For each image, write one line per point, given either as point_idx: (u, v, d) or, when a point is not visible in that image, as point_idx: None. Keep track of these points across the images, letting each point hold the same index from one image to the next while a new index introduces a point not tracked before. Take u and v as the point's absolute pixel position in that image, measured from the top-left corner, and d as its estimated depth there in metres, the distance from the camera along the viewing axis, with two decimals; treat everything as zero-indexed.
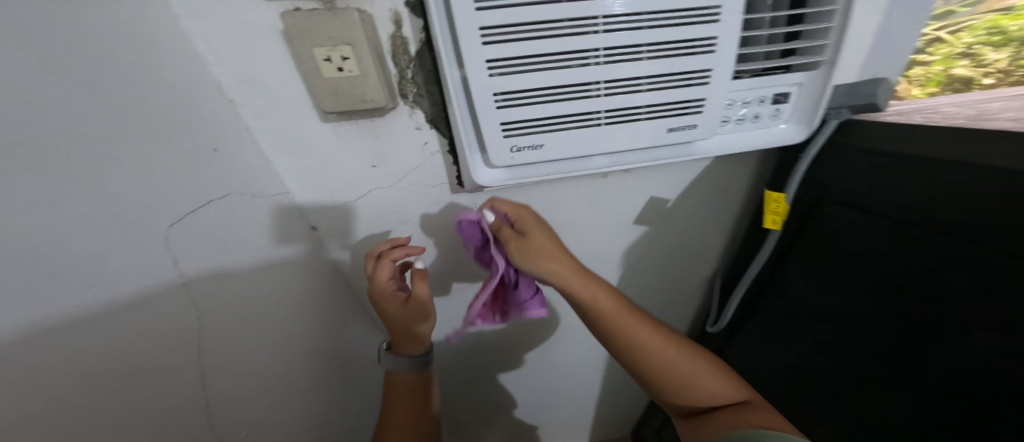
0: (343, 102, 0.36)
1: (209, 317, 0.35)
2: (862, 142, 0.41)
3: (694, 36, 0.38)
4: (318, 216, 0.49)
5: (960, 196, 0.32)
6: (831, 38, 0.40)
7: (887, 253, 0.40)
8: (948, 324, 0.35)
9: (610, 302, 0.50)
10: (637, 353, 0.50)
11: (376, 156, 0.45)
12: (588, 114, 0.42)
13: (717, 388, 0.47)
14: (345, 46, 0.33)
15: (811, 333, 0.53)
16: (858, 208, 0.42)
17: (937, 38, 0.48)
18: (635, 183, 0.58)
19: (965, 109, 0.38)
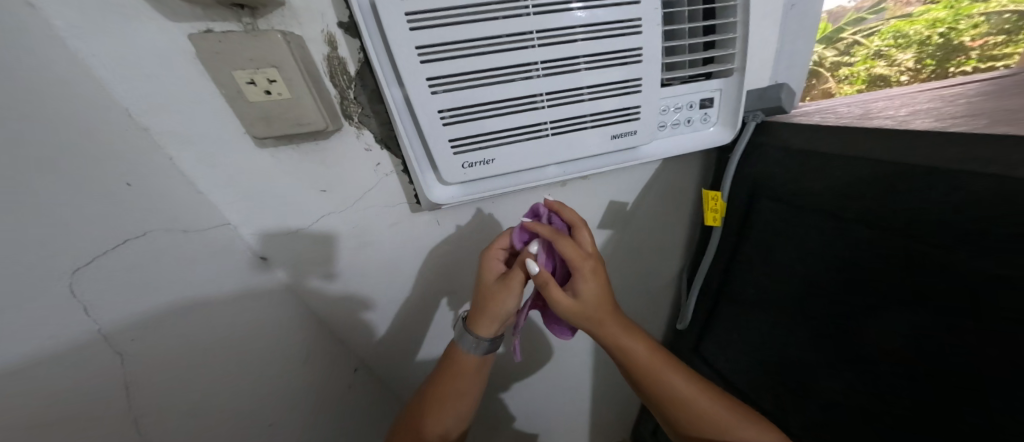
0: (276, 125, 0.35)
1: (135, 366, 0.30)
2: (779, 141, 0.45)
3: (623, 48, 0.41)
4: (269, 246, 0.46)
5: (860, 186, 0.36)
6: (737, 48, 0.44)
7: (812, 239, 0.43)
8: (871, 298, 0.38)
9: (633, 338, 0.47)
10: (654, 384, 0.47)
11: (324, 179, 0.44)
12: (536, 125, 0.43)
13: (728, 421, 0.44)
14: (269, 69, 0.32)
15: (763, 320, 0.56)
16: (783, 201, 0.46)
17: (854, 41, 0.56)
18: (593, 190, 0.61)
19: (860, 107, 0.43)
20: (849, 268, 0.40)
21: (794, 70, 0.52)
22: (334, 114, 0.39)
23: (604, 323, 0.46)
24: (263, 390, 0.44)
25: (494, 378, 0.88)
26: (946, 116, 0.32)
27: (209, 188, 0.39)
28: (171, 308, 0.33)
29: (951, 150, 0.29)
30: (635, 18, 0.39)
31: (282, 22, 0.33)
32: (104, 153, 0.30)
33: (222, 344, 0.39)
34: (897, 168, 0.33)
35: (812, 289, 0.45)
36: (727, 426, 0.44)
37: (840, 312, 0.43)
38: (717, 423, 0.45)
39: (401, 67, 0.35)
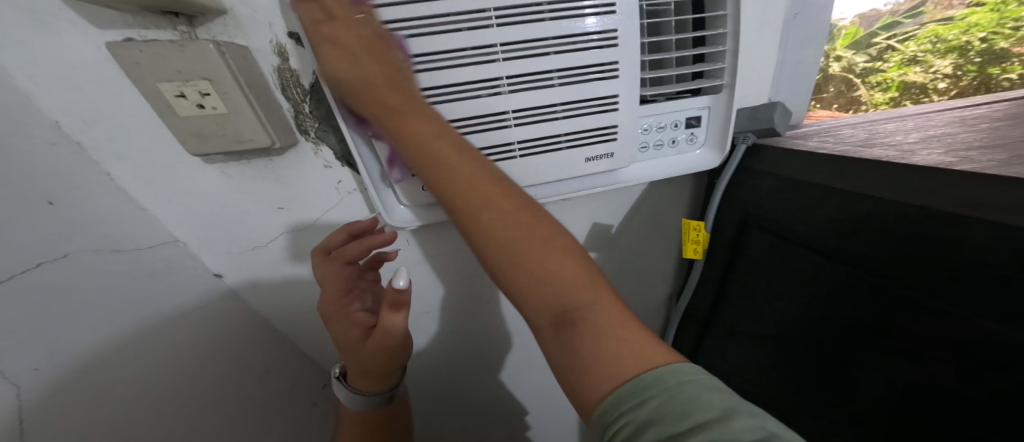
0: (215, 140, 0.33)
1: (32, 404, 0.26)
2: (773, 168, 0.41)
3: (599, 61, 0.37)
4: (225, 261, 0.46)
5: (846, 224, 0.33)
6: (727, 62, 0.41)
7: (794, 267, 0.39)
8: (854, 332, 0.34)
9: (469, 175, 0.31)
10: (517, 266, 0.30)
11: (281, 197, 0.42)
12: (503, 144, 0.40)
13: (605, 343, 0.27)
14: (200, 81, 0.30)
15: (743, 350, 0.51)
16: (766, 229, 0.43)
17: (888, 46, 0.50)
18: (574, 209, 0.58)
19: (864, 132, 0.39)
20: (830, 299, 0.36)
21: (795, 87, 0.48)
22: (287, 129, 0.37)
23: (406, 132, 0.31)
24: (210, 414, 0.42)
25: (472, 398, 0.85)
26: (960, 149, 0.28)
27: (153, 204, 0.38)
28: (94, 332, 0.32)
29: (954, 190, 0.25)
30: (610, 30, 0.36)
31: (224, 31, 0.32)
32: (27, 170, 0.29)
33: (149, 366, 0.37)
34: (897, 208, 0.28)
35: (790, 318, 0.41)
36: (593, 339, 0.27)
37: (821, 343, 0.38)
38: (580, 335, 0.27)
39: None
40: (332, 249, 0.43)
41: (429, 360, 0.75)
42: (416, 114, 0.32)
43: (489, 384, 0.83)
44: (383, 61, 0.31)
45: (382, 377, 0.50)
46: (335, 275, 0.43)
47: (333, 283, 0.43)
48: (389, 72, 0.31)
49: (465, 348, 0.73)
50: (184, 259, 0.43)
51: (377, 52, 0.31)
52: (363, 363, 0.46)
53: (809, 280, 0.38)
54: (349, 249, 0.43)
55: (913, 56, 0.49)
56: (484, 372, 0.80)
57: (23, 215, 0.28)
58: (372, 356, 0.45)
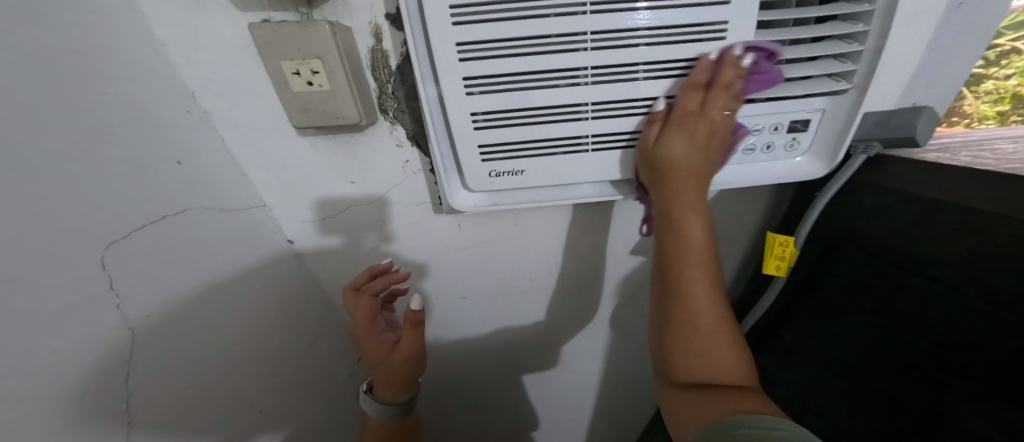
0: (313, 116, 0.35)
1: (139, 339, 0.31)
2: (898, 185, 0.36)
3: (698, 56, 0.34)
4: (297, 230, 0.49)
5: (983, 248, 0.29)
6: (861, 63, 0.35)
7: (894, 295, 0.36)
8: (963, 371, 0.31)
9: (705, 272, 0.38)
10: (677, 333, 0.38)
11: (354, 172, 0.44)
12: (575, 137, 0.38)
13: (743, 399, 0.32)
14: (314, 60, 0.32)
15: (821, 378, 0.47)
16: (867, 251, 0.39)
17: (1011, 49, 0.40)
18: (633, 209, 0.54)
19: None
20: (937, 333, 0.32)
21: (935, 91, 0.39)
22: (370, 109, 0.38)
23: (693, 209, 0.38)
24: (260, 359, 0.47)
25: (499, 385, 0.86)
26: None
27: (251, 170, 0.42)
28: (192, 283, 0.36)
29: None
30: (720, 21, 0.32)
31: (331, 11, 0.33)
32: (162, 134, 0.32)
33: (232, 316, 0.42)
34: None
35: (882, 349, 0.38)
36: (737, 400, 0.32)
37: (915, 380, 0.35)
38: (728, 398, 0.33)
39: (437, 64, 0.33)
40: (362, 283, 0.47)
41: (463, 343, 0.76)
42: (683, 198, 0.38)
43: (516, 375, 0.83)
44: (670, 145, 0.36)
45: (401, 391, 0.54)
46: (368, 305, 0.47)
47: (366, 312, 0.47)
48: (696, 160, 0.37)
49: (498, 336, 0.74)
50: (269, 222, 0.47)
51: (718, 102, 0.34)
52: (388, 378, 0.51)
53: (943, 320, 0.32)
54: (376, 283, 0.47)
55: None
56: (517, 364, 0.80)
57: (157, 174, 0.32)
58: (398, 372, 0.50)
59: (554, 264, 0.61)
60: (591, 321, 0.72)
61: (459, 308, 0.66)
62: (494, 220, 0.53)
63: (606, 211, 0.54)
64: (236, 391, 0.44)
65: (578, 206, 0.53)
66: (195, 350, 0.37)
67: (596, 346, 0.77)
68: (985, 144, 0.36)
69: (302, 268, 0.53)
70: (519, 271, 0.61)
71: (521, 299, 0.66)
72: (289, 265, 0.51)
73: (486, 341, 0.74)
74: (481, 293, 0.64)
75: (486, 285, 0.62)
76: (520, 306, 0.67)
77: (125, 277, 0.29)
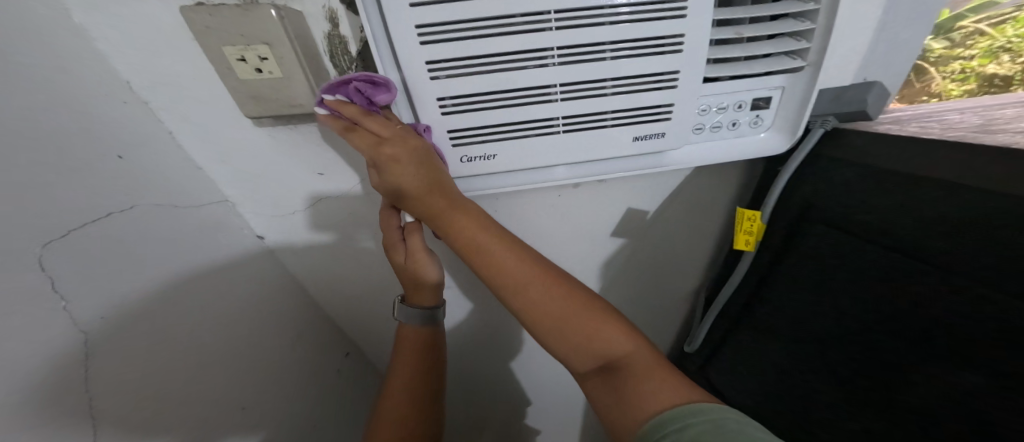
0: (266, 105, 0.34)
1: (96, 343, 0.30)
2: (855, 158, 0.38)
3: (663, 34, 0.34)
4: (267, 224, 0.48)
5: (943, 219, 0.30)
6: (814, 42, 0.36)
7: (862, 267, 0.37)
8: (931, 339, 0.32)
9: (513, 258, 0.39)
10: (560, 331, 0.39)
11: (321, 163, 0.42)
12: (546, 120, 0.38)
13: (646, 386, 0.35)
14: (260, 45, 0.30)
15: (791, 349, 0.49)
16: (834, 224, 0.40)
17: (976, 30, 0.42)
18: (610, 191, 0.55)
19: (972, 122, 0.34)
20: (906, 302, 0.34)
21: (892, 67, 0.41)
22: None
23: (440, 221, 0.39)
24: (238, 358, 0.46)
25: (487, 370, 0.87)
26: None
27: (208, 164, 0.40)
28: (151, 283, 0.35)
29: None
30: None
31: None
32: (97, 126, 0.30)
33: (199, 316, 0.40)
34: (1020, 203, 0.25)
35: (853, 321, 0.39)
36: (642, 389, 0.35)
37: (885, 348, 0.37)
38: (631, 389, 0.36)
39: (397, 49, 0.31)
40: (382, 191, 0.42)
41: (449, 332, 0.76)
42: (460, 218, 0.38)
43: (505, 360, 0.84)
44: (404, 172, 0.35)
45: (429, 295, 0.53)
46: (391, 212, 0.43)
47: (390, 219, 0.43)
48: (428, 182, 0.36)
49: (485, 323, 0.74)
50: (234, 218, 0.45)
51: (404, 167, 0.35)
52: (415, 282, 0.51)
53: (913, 288, 0.33)
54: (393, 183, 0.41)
55: (1005, 43, 0.41)
56: (504, 349, 0.80)
57: (97, 169, 0.30)
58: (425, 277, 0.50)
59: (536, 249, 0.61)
60: None
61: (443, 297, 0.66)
62: None
63: (584, 194, 0.54)
64: (215, 392, 0.43)
65: (556, 191, 0.53)
66: (164, 354, 0.36)
67: None
68: (936, 116, 0.38)
69: (274, 264, 0.52)
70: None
71: None
72: (259, 262, 0.49)
73: (472, 328, 0.75)
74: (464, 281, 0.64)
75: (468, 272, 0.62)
76: None
77: (74, 280, 0.28)
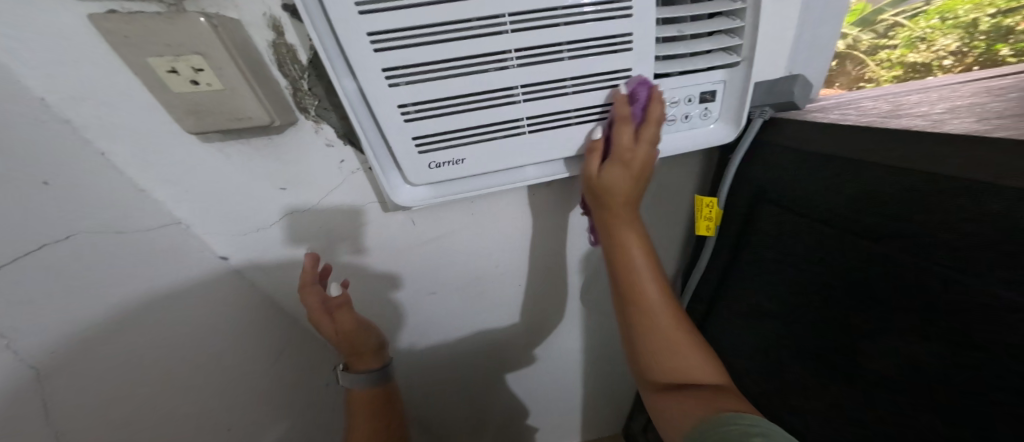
0: (212, 119, 0.32)
1: (45, 379, 0.28)
2: (789, 142, 0.42)
3: (612, 33, 0.35)
4: (228, 245, 0.45)
5: (870, 196, 0.33)
6: (745, 38, 0.39)
7: (813, 245, 0.40)
8: (872, 309, 0.35)
9: (643, 266, 0.45)
10: (647, 330, 0.44)
11: (285, 177, 0.41)
12: (512, 120, 0.39)
13: (723, 396, 0.39)
14: (191, 56, 0.28)
15: (763, 327, 0.52)
16: (784, 205, 0.43)
17: (896, 23, 0.50)
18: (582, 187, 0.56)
19: (890, 103, 0.38)
20: (849, 276, 0.37)
21: (819, 57, 0.45)
22: (285, 107, 0.35)
23: (615, 218, 0.46)
24: (205, 389, 0.43)
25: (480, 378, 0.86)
26: (991, 118, 0.27)
27: (154, 185, 0.38)
28: (93, 315, 0.32)
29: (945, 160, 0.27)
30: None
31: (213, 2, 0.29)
32: (19, 146, 0.27)
33: (155, 347, 0.38)
34: (929, 178, 0.28)
35: (812, 296, 0.42)
36: (718, 398, 0.39)
37: (835, 319, 0.40)
38: (711, 395, 0.40)
39: (350, 56, 0.30)
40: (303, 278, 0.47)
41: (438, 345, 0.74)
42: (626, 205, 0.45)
43: (497, 367, 0.83)
44: (632, 142, 0.41)
45: (368, 358, 0.57)
46: (314, 298, 0.48)
47: (312, 304, 0.48)
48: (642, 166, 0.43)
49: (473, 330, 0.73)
50: (192, 241, 0.43)
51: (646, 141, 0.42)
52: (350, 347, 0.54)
53: (853, 262, 0.36)
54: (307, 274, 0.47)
55: (920, 33, 0.49)
56: (497, 354, 0.79)
57: (19, 195, 0.27)
58: (359, 340, 0.54)
59: (517, 250, 0.61)
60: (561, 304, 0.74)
61: (427, 305, 0.64)
62: (448, 212, 0.52)
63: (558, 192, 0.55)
64: (183, 426, 0.40)
65: (531, 190, 0.54)
66: (120, 387, 0.34)
67: (569, 327, 0.79)
68: (862, 99, 0.42)
69: (243, 285, 0.49)
70: (484, 261, 0.60)
71: (488, 289, 0.66)
72: (223, 285, 0.46)
73: (460, 337, 0.73)
74: (449, 287, 0.63)
75: (452, 278, 0.61)
76: (488, 296, 0.67)
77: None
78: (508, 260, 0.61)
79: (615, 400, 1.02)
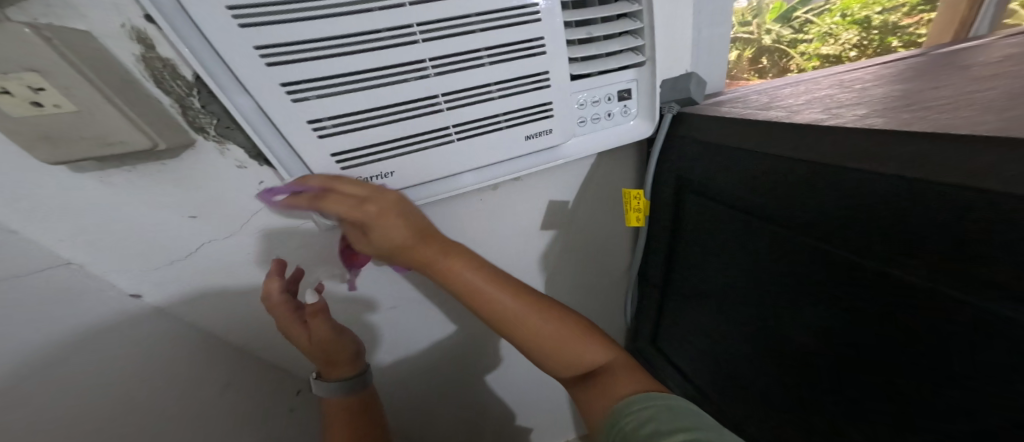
0: (75, 146, 0.28)
1: None
2: (693, 132, 0.45)
3: (524, 38, 0.37)
4: (140, 280, 0.41)
5: (759, 179, 0.36)
6: (646, 39, 0.44)
7: (730, 229, 0.42)
8: (784, 288, 0.37)
9: (465, 289, 0.44)
10: (540, 343, 0.43)
11: (194, 205, 0.38)
12: (438, 129, 0.39)
13: (616, 380, 0.41)
14: (25, 73, 0.24)
15: (698, 310, 0.55)
16: (699, 192, 0.46)
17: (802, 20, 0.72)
18: (527, 189, 0.58)
19: (773, 94, 0.44)
20: (764, 259, 0.38)
21: (713, 55, 0.51)
22: (175, 128, 0.33)
23: (424, 253, 0.43)
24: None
25: (458, 399, 0.82)
26: (834, 108, 0.31)
27: (25, 224, 0.32)
28: None
29: (822, 140, 0.29)
30: (533, 4, 0.36)
31: (49, 12, 0.27)
32: None
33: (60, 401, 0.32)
34: (812, 165, 0.29)
35: (736, 279, 0.44)
36: (614, 385, 0.41)
37: (755, 300, 0.41)
38: (608, 383, 0.41)
39: (238, 72, 0.29)
40: (267, 290, 0.44)
41: (407, 368, 0.70)
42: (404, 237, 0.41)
43: (473, 382, 0.80)
44: (353, 188, 0.37)
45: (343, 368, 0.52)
46: (282, 309, 0.45)
47: (280, 316, 0.45)
48: (381, 206, 0.38)
49: (442, 345, 0.71)
50: (90, 281, 0.38)
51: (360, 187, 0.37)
52: (328, 357, 0.50)
53: (765, 246, 0.37)
54: (272, 283, 0.44)
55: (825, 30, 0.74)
56: (470, 365, 0.77)
57: None
58: (339, 348, 0.50)
59: (473, 255, 0.61)
60: None
61: (385, 322, 0.62)
62: None
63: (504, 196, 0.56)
64: None
65: (477, 195, 0.55)
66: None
67: None
68: (754, 92, 0.48)
69: (168, 322, 0.45)
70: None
71: (449, 299, 0.64)
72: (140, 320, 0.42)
73: (429, 354, 0.71)
74: (407, 299, 0.61)
75: (408, 290, 0.60)
76: (449, 307, 0.66)
77: None
78: None
79: None
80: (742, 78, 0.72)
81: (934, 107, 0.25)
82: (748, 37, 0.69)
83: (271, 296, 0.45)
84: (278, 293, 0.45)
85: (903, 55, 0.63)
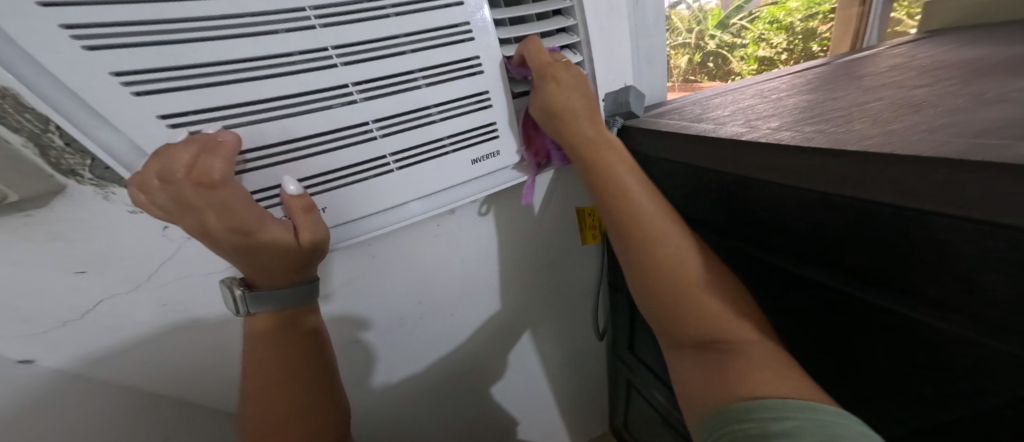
0: None
1: None
2: (633, 144, 0.46)
3: (459, 57, 0.36)
4: (27, 348, 0.34)
5: (720, 194, 0.34)
6: (584, 53, 0.45)
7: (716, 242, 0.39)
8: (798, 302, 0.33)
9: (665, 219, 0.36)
10: (668, 304, 0.36)
11: (81, 259, 0.32)
12: (373, 157, 0.36)
13: (756, 374, 0.29)
14: None
15: None
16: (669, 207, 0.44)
17: (742, 26, 0.83)
18: (487, 208, 0.56)
19: (708, 104, 0.46)
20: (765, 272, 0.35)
21: (654, 67, 0.53)
22: (35, 172, 0.27)
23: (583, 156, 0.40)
24: None
25: (441, 433, 0.76)
26: (753, 121, 0.33)
27: None
28: None
29: (748, 155, 0.29)
30: (461, 23, 0.36)
31: None
32: None
33: None
34: (774, 184, 0.28)
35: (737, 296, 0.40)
36: (745, 371, 0.30)
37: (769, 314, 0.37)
38: (731, 367, 0.31)
39: (98, 107, 0.24)
40: (191, 173, 0.26)
41: (380, 406, 0.65)
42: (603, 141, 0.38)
43: (455, 410, 0.75)
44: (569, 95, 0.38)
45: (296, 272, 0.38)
46: (226, 198, 0.28)
47: (216, 218, 0.29)
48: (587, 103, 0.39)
49: (414, 376, 0.66)
50: None
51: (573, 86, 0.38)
52: (268, 262, 0.35)
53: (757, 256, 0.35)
54: (209, 167, 0.26)
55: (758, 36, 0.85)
56: (449, 395, 0.73)
57: None
58: (296, 253, 0.34)
59: (438, 278, 0.58)
60: (501, 328, 0.71)
61: (347, 356, 0.57)
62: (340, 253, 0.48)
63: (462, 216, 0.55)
64: None
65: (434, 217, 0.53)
66: None
67: (519, 349, 0.77)
68: (693, 101, 0.50)
69: (83, 389, 0.38)
70: (401, 295, 0.56)
71: (415, 327, 0.61)
72: (37, 395, 0.35)
73: (402, 386, 0.66)
74: (369, 331, 0.57)
75: (368, 321, 0.56)
76: (418, 335, 0.62)
77: None
78: (430, 289, 0.58)
79: (590, 409, 1.01)
80: (696, 81, 0.77)
81: (836, 119, 0.27)
82: (694, 42, 0.74)
83: (195, 176, 0.26)
84: (202, 174, 0.26)
85: (815, 62, 0.70)
